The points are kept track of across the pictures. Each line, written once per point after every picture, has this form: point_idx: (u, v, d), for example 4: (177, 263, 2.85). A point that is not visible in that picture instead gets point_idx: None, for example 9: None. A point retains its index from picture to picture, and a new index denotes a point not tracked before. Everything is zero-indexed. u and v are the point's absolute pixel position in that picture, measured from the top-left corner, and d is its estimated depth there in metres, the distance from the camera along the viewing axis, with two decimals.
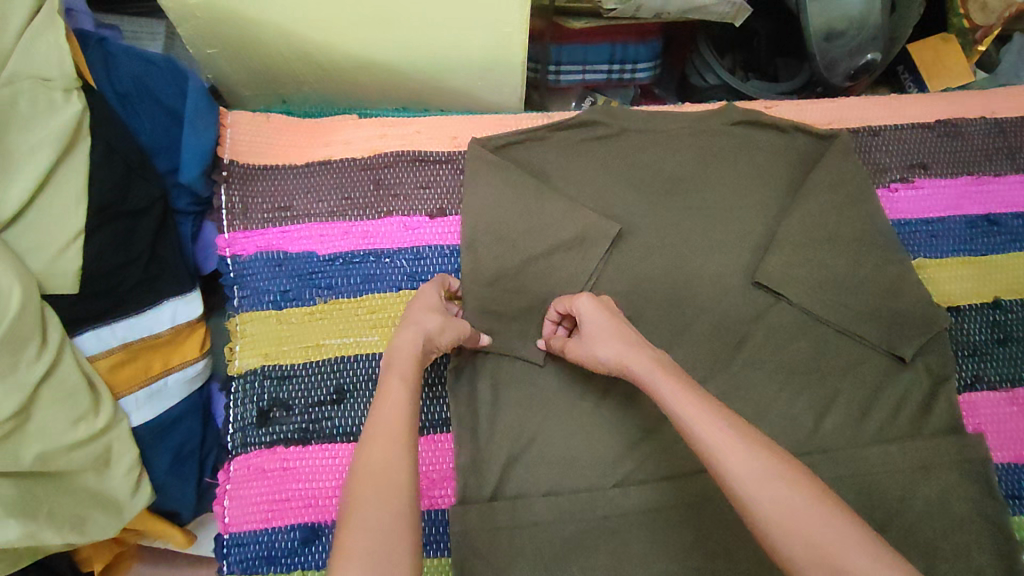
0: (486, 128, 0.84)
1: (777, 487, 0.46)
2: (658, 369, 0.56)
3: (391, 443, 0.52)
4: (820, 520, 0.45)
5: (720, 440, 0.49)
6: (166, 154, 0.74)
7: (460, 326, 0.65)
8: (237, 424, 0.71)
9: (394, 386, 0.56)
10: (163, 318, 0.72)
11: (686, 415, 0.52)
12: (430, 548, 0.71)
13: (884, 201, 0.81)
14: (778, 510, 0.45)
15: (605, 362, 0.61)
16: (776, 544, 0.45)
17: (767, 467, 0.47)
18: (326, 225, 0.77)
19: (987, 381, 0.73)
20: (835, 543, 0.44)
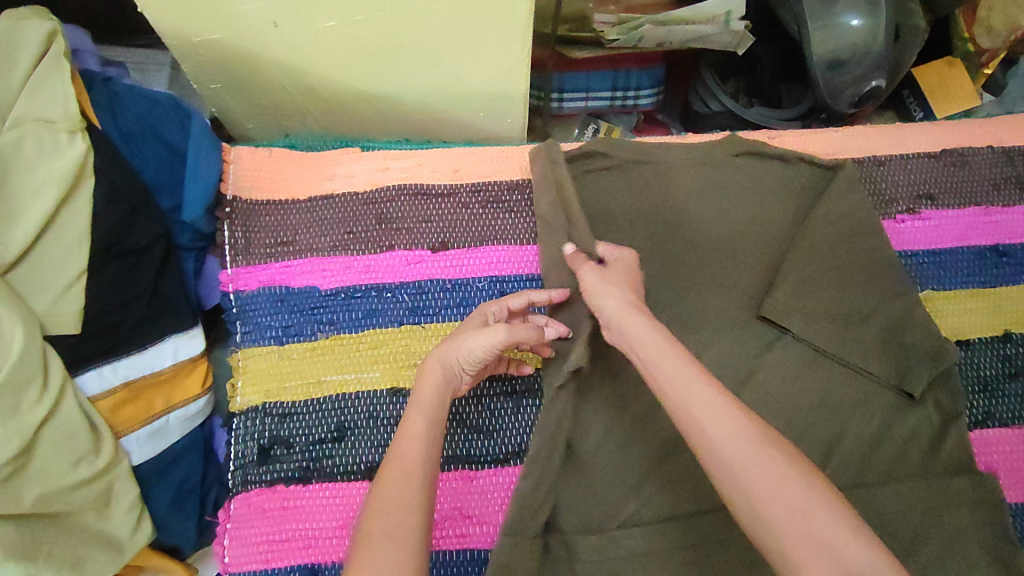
0: (487, 160, 0.83)
1: (759, 459, 0.49)
2: (675, 352, 0.56)
3: (409, 475, 0.53)
4: (799, 491, 0.47)
5: (703, 412, 0.51)
6: (169, 191, 0.74)
7: (493, 335, 0.61)
8: (238, 462, 0.71)
9: (414, 419, 0.57)
10: (165, 356, 0.72)
11: (671, 388, 0.54)
12: None
13: (891, 232, 0.80)
14: (758, 480, 0.48)
15: (603, 305, 0.63)
16: (754, 509, 0.48)
17: (751, 440, 0.49)
18: (328, 259, 0.77)
19: (999, 418, 0.72)
20: (812, 512, 0.46)
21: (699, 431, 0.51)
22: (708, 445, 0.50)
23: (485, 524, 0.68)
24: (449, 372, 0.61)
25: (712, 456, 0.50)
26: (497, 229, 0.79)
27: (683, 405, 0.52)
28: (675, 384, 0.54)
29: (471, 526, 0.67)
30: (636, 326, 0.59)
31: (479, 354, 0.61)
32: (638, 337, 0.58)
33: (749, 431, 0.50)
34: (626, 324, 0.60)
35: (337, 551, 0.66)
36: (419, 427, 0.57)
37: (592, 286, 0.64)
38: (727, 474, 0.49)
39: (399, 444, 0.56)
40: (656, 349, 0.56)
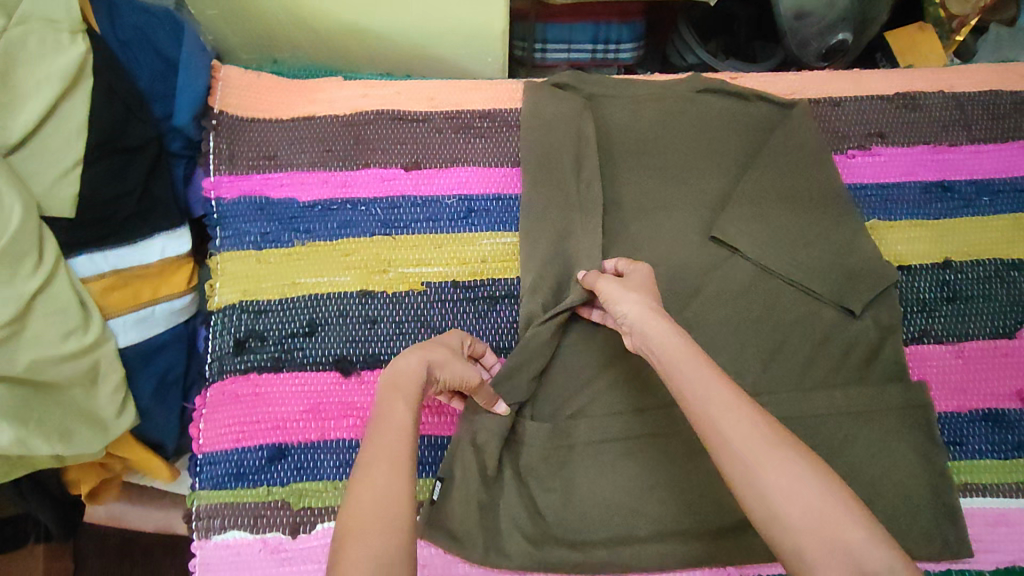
0: (463, 90, 0.88)
1: (777, 463, 0.50)
2: (691, 359, 0.57)
3: (390, 469, 0.52)
4: (817, 497, 0.48)
5: (722, 415, 0.53)
6: (162, 99, 0.81)
7: (475, 376, 0.65)
8: (216, 353, 0.76)
9: (398, 408, 0.56)
10: (153, 252, 0.80)
11: (691, 389, 0.55)
12: (421, 469, 0.72)
13: (842, 166, 0.84)
14: (774, 482, 0.49)
15: (622, 312, 0.64)
16: (773, 516, 0.48)
17: (768, 441, 0.51)
18: (307, 174, 0.82)
19: (934, 335, 0.76)
20: (829, 520, 0.47)
21: (719, 434, 0.52)
22: (726, 448, 0.51)
23: (444, 413, 0.74)
24: (427, 380, 0.62)
25: (732, 461, 0.51)
26: (468, 151, 0.84)
27: (706, 409, 0.53)
28: (695, 386, 0.55)
29: (429, 414, 0.74)
30: (658, 330, 0.60)
31: (458, 383, 0.64)
32: (660, 341, 0.59)
33: (764, 434, 0.52)
34: (647, 329, 0.61)
35: (303, 432, 0.71)
36: (404, 416, 0.56)
37: (612, 295, 0.65)
38: (745, 478, 0.50)
39: (382, 437, 0.54)
40: (677, 353, 0.58)
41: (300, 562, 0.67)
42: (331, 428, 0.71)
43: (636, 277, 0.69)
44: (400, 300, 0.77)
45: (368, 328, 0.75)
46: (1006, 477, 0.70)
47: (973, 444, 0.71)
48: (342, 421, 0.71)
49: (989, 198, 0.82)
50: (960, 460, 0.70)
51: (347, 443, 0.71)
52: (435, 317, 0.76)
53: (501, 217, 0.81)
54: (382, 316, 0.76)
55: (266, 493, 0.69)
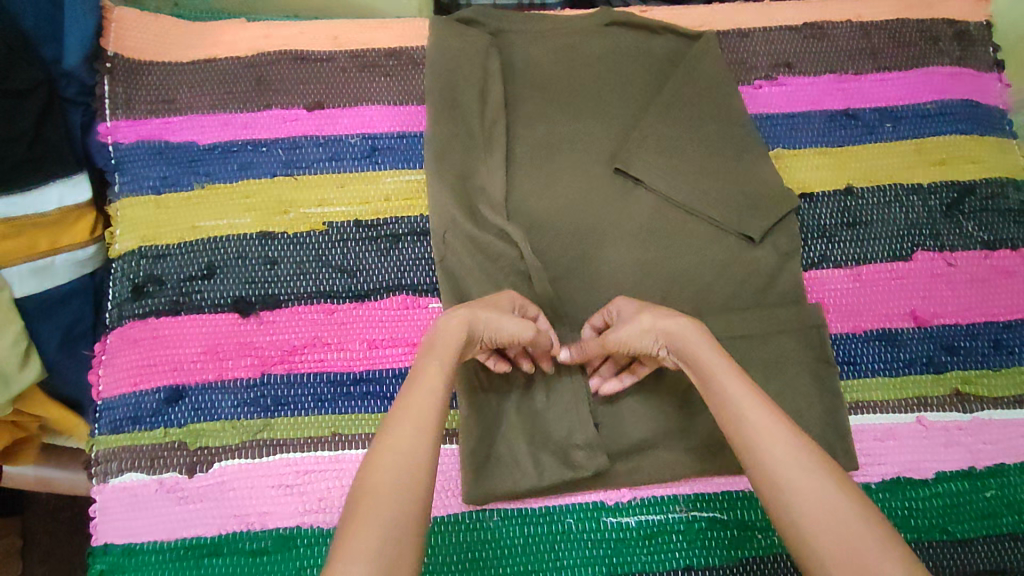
0: (368, 29, 0.86)
1: (812, 485, 0.47)
2: (730, 372, 0.55)
3: (417, 433, 0.48)
4: (851, 524, 0.44)
5: (758, 432, 0.51)
6: (52, 41, 0.76)
7: (527, 325, 0.60)
8: (115, 300, 0.74)
9: (432, 371, 0.53)
10: (50, 200, 0.76)
11: (727, 409, 0.53)
12: (327, 405, 0.69)
13: (747, 97, 0.84)
14: (805, 503, 0.46)
15: (653, 339, 0.60)
16: (803, 538, 0.45)
17: (806, 460, 0.48)
18: (207, 117, 0.81)
19: (833, 260, 0.76)
20: (861, 548, 0.43)
21: (752, 452, 0.50)
22: (759, 467, 0.49)
23: (346, 350, 0.71)
24: (470, 340, 0.58)
25: (763, 478, 0.49)
26: (373, 90, 0.83)
27: (736, 423, 0.52)
28: (731, 406, 0.53)
29: (329, 350, 0.71)
30: (693, 345, 0.58)
31: (507, 335, 0.59)
32: (697, 362, 0.57)
33: (800, 452, 0.49)
34: (681, 343, 0.59)
35: (200, 373, 0.70)
36: (438, 380, 0.52)
37: (629, 334, 0.61)
38: (777, 500, 0.48)
39: (415, 399, 0.50)
40: (714, 367, 0.55)
41: (196, 500, 0.66)
42: (228, 368, 0.70)
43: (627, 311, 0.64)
44: (302, 240, 0.76)
45: (269, 269, 0.74)
46: (897, 393, 0.71)
47: (866, 363, 0.72)
48: (240, 360, 0.70)
49: (891, 124, 0.83)
50: (850, 379, 0.71)
51: (244, 382, 0.70)
52: (338, 257, 0.75)
53: (406, 155, 0.80)
54: (282, 257, 0.75)
55: (163, 434, 0.68)
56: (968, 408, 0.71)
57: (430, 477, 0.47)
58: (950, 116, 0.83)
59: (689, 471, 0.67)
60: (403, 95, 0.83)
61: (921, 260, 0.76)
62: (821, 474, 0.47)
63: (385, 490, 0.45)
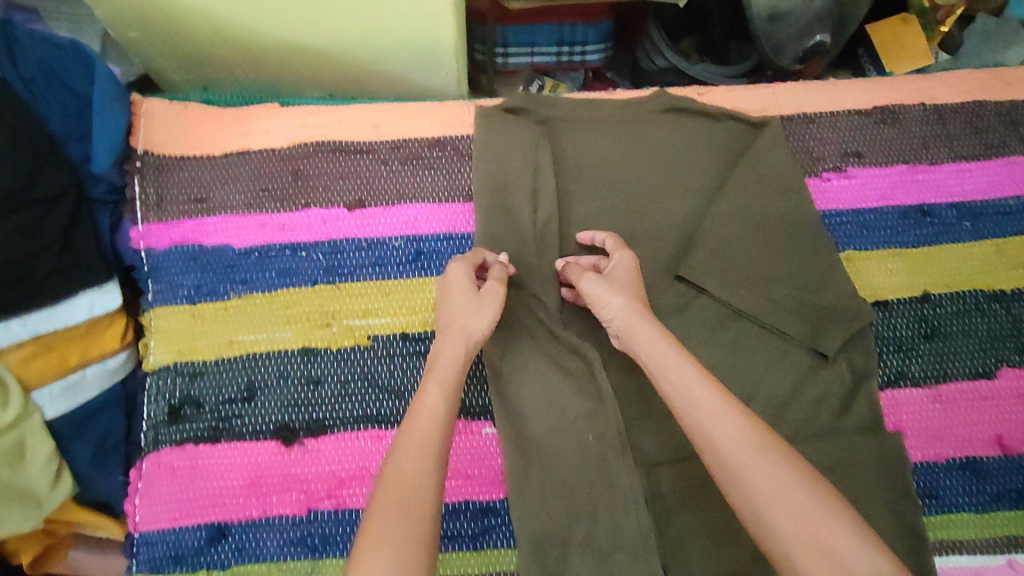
0: (410, 114, 0.81)
1: (761, 468, 0.52)
2: (679, 358, 0.60)
3: (419, 452, 0.54)
4: (803, 501, 0.51)
5: (709, 422, 0.55)
6: (79, 139, 0.70)
7: (500, 297, 0.65)
8: (150, 421, 0.70)
9: (430, 393, 0.58)
10: (79, 311, 0.69)
11: (680, 394, 0.58)
12: None
13: (816, 191, 0.78)
14: (755, 485, 0.52)
15: (608, 317, 0.65)
16: (757, 518, 0.51)
17: (754, 446, 0.54)
18: (241, 218, 0.76)
19: (911, 378, 0.72)
20: (812, 523, 0.49)
21: (705, 436, 0.55)
22: (713, 450, 0.54)
23: None
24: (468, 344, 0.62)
25: (718, 465, 0.54)
26: (417, 186, 0.78)
27: (691, 413, 0.57)
28: (684, 390, 0.58)
29: None
30: (642, 330, 0.63)
31: (497, 316, 0.64)
32: (651, 348, 0.62)
33: (751, 435, 0.54)
34: (634, 329, 0.64)
35: (244, 509, 0.66)
36: (438, 402, 0.58)
37: (597, 297, 0.66)
38: (734, 481, 0.53)
39: (417, 419, 0.56)
40: (665, 355, 0.60)
41: None
42: (272, 504, 0.67)
43: (621, 268, 0.68)
44: (346, 357, 0.71)
45: (312, 390, 0.70)
46: (985, 532, 0.67)
47: (950, 497, 0.68)
48: (284, 496, 0.67)
49: (970, 223, 0.77)
50: (932, 514, 0.67)
51: (290, 520, 0.66)
52: (383, 376, 0.71)
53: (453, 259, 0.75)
54: (326, 376, 0.71)
55: None
56: None
57: (436, 489, 0.53)
58: None
59: None
60: (449, 191, 0.78)
61: (1005, 379, 0.72)
62: (770, 456, 0.53)
63: (394, 506, 0.51)
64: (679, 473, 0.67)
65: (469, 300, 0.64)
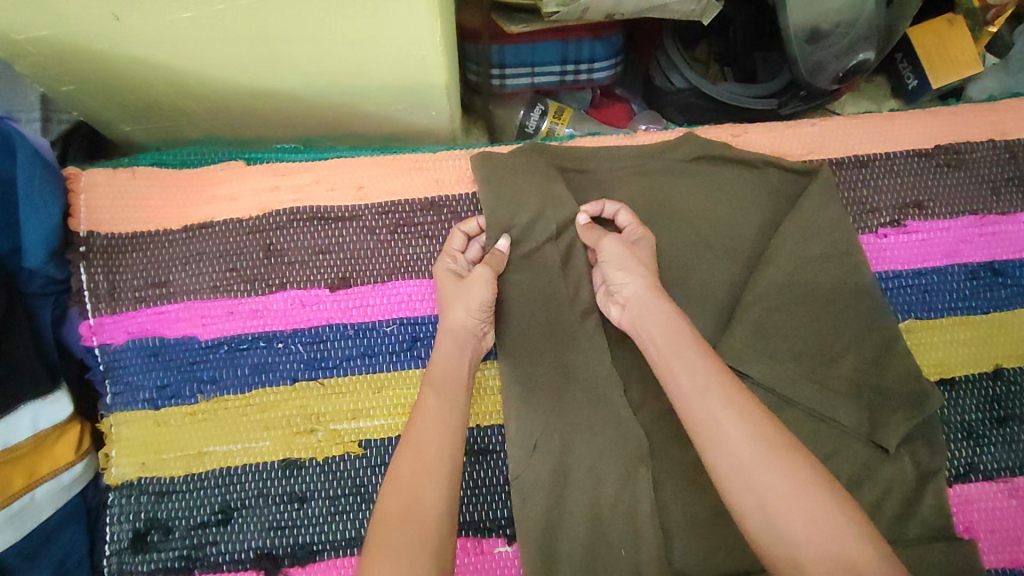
0: (397, 171, 0.71)
1: (772, 467, 0.46)
2: (682, 338, 0.55)
3: (419, 464, 0.50)
4: (810, 502, 0.45)
5: (714, 407, 0.50)
6: (5, 229, 0.60)
7: (487, 281, 0.61)
8: (112, 548, 0.61)
9: (425, 397, 0.55)
10: (22, 427, 0.60)
11: (682, 378, 0.53)
12: None
13: (870, 249, 0.68)
14: (765, 484, 0.46)
15: (623, 283, 0.61)
16: (766, 521, 0.45)
17: (767, 442, 0.48)
18: (207, 304, 0.66)
19: (983, 470, 0.63)
20: (830, 534, 0.43)
21: (711, 426, 0.49)
22: (716, 441, 0.49)
23: None
24: (469, 334, 0.60)
25: (722, 457, 0.48)
26: (409, 258, 0.68)
27: (691, 403, 0.51)
28: (689, 376, 0.52)
29: None
30: (648, 307, 0.58)
31: (488, 302, 0.61)
32: (660, 328, 0.57)
33: (760, 429, 0.48)
34: (643, 307, 0.59)
35: None
36: (430, 405, 0.54)
37: (613, 260, 0.61)
38: (739, 480, 0.47)
39: (420, 425, 0.53)
40: (669, 335, 0.56)
41: None
42: None
43: (642, 244, 0.64)
44: (333, 468, 0.62)
45: (296, 510, 0.61)
46: None
47: None
48: None
49: None
50: None
51: None
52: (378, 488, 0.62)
53: None
54: (312, 492, 0.61)
55: None
56: None
57: (441, 505, 0.49)
58: None
59: None
60: None
61: None
62: (783, 452, 0.47)
63: (398, 519, 0.47)
64: None
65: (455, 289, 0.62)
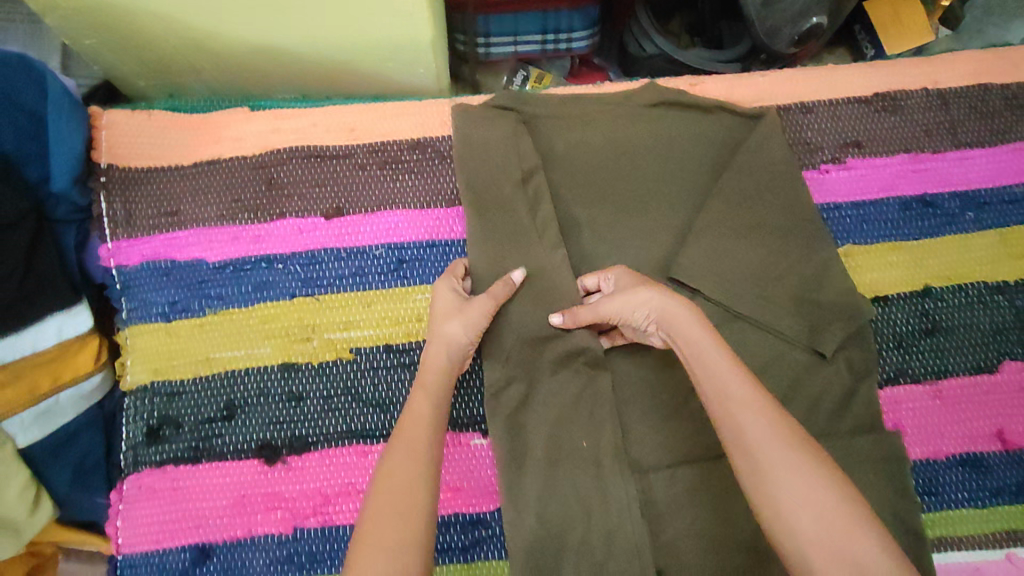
0: (386, 116, 0.78)
1: (791, 466, 0.49)
2: (710, 342, 0.57)
3: (411, 462, 0.53)
4: (825, 499, 0.47)
5: (741, 410, 0.52)
6: (37, 160, 0.67)
7: (487, 309, 0.64)
8: (128, 443, 0.69)
9: (416, 406, 0.58)
10: (47, 336, 0.67)
11: (715, 390, 0.55)
12: None
13: (812, 184, 0.76)
14: (785, 480, 0.49)
15: (646, 312, 0.62)
16: (780, 514, 0.48)
17: (788, 442, 0.50)
18: (215, 230, 0.73)
19: (912, 374, 0.70)
20: (842, 530, 0.46)
21: (736, 424, 0.52)
22: (740, 440, 0.51)
23: None
24: (462, 352, 0.63)
25: (745, 455, 0.51)
26: (396, 191, 0.75)
27: (719, 405, 0.54)
28: (716, 381, 0.55)
29: None
30: (678, 318, 0.59)
31: (482, 326, 0.64)
32: (692, 345, 0.58)
33: (783, 432, 0.51)
34: (671, 324, 0.60)
35: (228, 529, 0.65)
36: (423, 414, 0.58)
37: (624, 306, 0.62)
38: (758, 478, 0.50)
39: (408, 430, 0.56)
40: (696, 344, 0.57)
41: None
42: (257, 523, 0.65)
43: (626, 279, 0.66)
44: (328, 372, 0.69)
45: (294, 406, 0.68)
46: (984, 527, 0.67)
47: (949, 494, 0.67)
48: (269, 514, 0.66)
49: (974, 212, 0.74)
50: (932, 512, 0.67)
51: (275, 538, 0.65)
52: (367, 389, 0.69)
53: (437, 266, 0.73)
54: (308, 392, 0.69)
55: None
56: None
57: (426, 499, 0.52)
58: None
59: None
60: (430, 195, 0.75)
61: (1008, 372, 0.70)
62: (804, 452, 0.50)
63: (386, 513, 0.50)
64: (674, 479, 0.66)
65: (456, 309, 0.64)
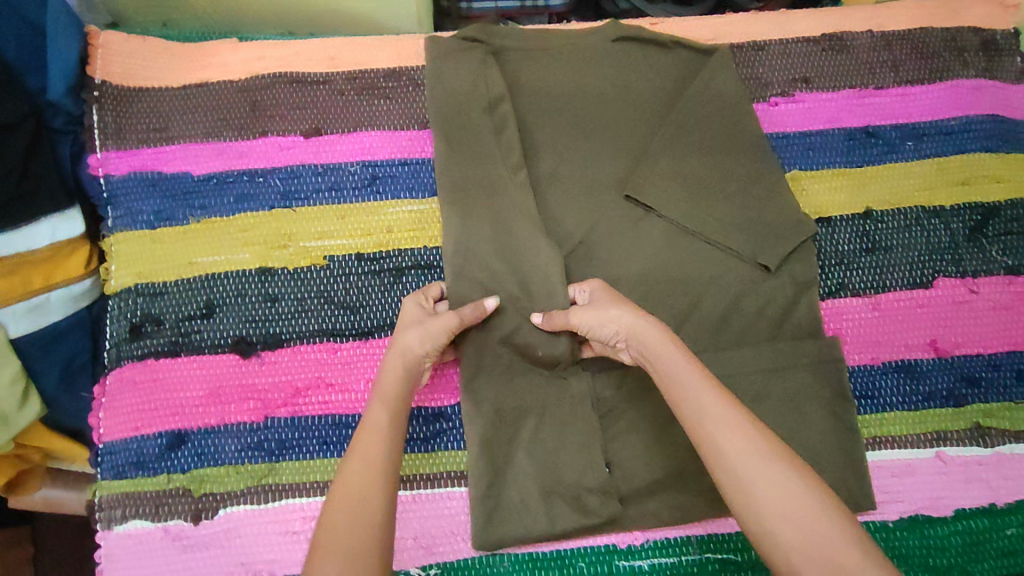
0: (365, 47, 0.83)
1: (768, 478, 0.49)
2: (682, 359, 0.57)
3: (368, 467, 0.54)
4: (805, 508, 0.48)
5: (716, 427, 0.52)
6: (36, 70, 0.73)
7: (449, 326, 0.64)
8: (112, 339, 0.73)
9: (378, 412, 0.58)
10: (41, 236, 0.72)
11: (688, 406, 0.54)
12: (329, 448, 0.69)
13: (762, 115, 0.81)
14: (761, 492, 0.49)
15: (615, 331, 0.62)
16: (763, 527, 0.48)
17: (761, 453, 0.50)
18: (200, 146, 0.78)
19: (851, 288, 0.75)
20: (823, 540, 0.46)
21: (710, 441, 0.52)
22: (717, 456, 0.51)
23: (351, 391, 0.70)
24: (416, 364, 0.63)
25: (724, 471, 0.51)
26: (373, 115, 0.80)
27: (693, 421, 0.53)
28: (690, 396, 0.54)
29: (333, 393, 0.70)
30: (649, 335, 0.59)
31: (440, 343, 0.64)
32: (661, 361, 0.58)
33: (757, 445, 0.51)
34: (643, 339, 0.60)
35: (203, 417, 0.69)
36: (381, 418, 0.57)
37: (593, 323, 0.63)
38: (738, 494, 0.49)
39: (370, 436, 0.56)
40: (669, 358, 0.57)
41: (200, 548, 0.67)
42: (230, 412, 0.69)
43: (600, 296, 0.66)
44: (302, 276, 0.74)
45: (270, 306, 0.73)
46: (915, 428, 0.71)
47: (884, 397, 0.72)
48: (242, 404, 0.70)
49: (913, 142, 0.79)
50: (867, 413, 0.71)
51: (247, 426, 0.69)
52: (339, 293, 0.73)
53: (409, 183, 0.78)
54: (283, 294, 0.73)
55: (166, 480, 0.68)
56: (988, 442, 0.71)
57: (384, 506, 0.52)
58: (974, 133, 0.80)
59: (701, 512, 0.67)
60: (404, 119, 0.80)
61: (940, 288, 0.75)
62: (781, 463, 0.50)
63: (347, 519, 0.50)
64: (624, 377, 0.70)
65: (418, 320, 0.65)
